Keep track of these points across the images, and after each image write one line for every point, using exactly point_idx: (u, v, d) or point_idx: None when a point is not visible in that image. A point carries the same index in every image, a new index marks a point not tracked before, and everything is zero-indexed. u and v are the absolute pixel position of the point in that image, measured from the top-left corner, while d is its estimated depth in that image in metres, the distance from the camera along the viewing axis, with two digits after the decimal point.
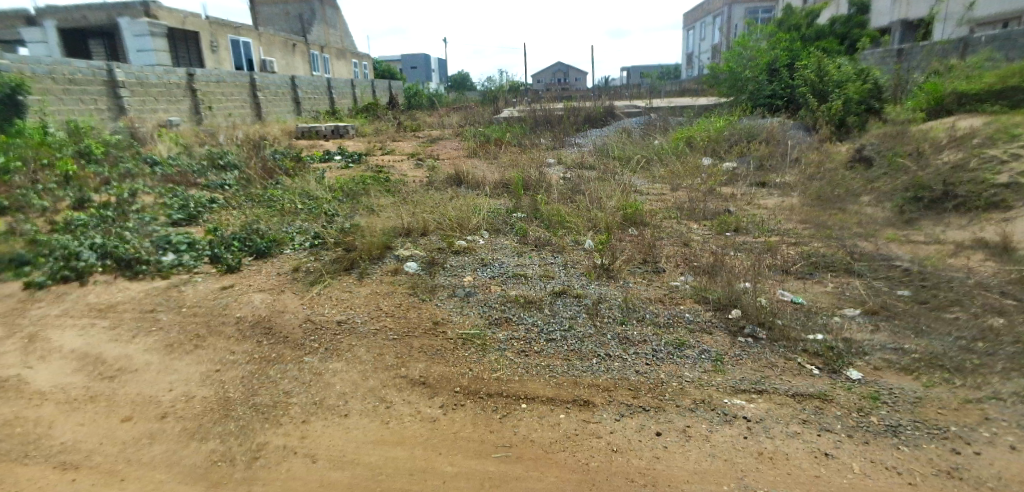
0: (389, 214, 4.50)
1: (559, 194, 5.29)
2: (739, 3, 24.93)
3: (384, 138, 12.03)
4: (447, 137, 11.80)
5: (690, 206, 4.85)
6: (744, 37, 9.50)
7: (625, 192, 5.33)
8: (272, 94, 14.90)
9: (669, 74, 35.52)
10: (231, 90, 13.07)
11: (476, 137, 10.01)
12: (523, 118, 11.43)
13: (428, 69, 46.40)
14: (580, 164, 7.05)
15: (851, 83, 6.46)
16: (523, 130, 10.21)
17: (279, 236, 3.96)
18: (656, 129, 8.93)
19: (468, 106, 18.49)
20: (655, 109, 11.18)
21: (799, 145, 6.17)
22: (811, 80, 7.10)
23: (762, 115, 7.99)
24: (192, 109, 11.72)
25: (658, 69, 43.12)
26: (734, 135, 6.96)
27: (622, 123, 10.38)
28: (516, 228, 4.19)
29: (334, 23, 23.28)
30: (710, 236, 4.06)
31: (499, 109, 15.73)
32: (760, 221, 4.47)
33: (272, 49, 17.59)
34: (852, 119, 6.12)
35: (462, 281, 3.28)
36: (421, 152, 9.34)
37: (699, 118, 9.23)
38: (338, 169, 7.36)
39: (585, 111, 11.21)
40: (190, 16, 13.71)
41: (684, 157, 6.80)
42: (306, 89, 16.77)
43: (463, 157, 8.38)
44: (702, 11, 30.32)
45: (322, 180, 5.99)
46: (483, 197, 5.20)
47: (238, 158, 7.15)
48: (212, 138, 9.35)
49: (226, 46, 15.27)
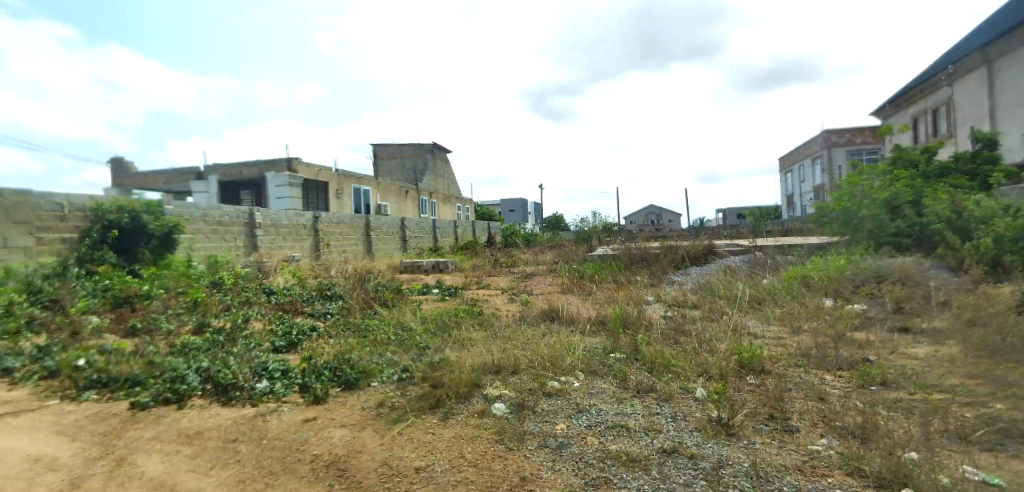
0: (480, 349, 4.34)
1: (660, 334, 4.89)
2: (840, 146, 24.62)
3: (481, 273, 12.44)
4: (541, 273, 11.94)
5: (818, 353, 4.20)
6: (855, 176, 9.10)
7: (735, 334, 4.80)
8: (383, 234, 16.42)
9: (768, 215, 34.73)
10: (348, 230, 14.59)
11: (570, 274, 10.03)
12: (617, 256, 11.38)
13: (523, 212, 49.56)
14: (681, 303, 6.64)
15: (999, 219, 5.72)
16: (617, 268, 10.08)
17: (369, 368, 3.93)
18: (762, 268, 8.38)
19: (562, 245, 18.99)
20: (759, 248, 10.67)
21: (944, 287, 5.35)
22: (945, 216, 6.40)
23: (888, 253, 7.24)
24: (313, 247, 13.11)
25: (756, 210, 42.40)
26: (858, 276, 6.27)
27: (722, 262, 9.95)
28: (614, 370, 3.80)
29: (443, 173, 26.10)
30: (851, 390, 3.39)
31: (593, 248, 15.93)
32: (911, 373, 3.70)
33: (388, 195, 19.83)
34: (1009, 257, 5.28)
35: (554, 430, 2.90)
36: (515, 287, 9.44)
37: (810, 256, 8.58)
38: (434, 302, 7.56)
39: (682, 249, 10.94)
40: (324, 169, 16.05)
41: (800, 298, 6.15)
42: (413, 230, 18.32)
43: (556, 293, 8.29)
44: (799, 155, 30.26)
45: (417, 312, 6.13)
46: (578, 335, 4.93)
47: (344, 290, 7.63)
48: (326, 271, 10.22)
49: (350, 193, 17.44)
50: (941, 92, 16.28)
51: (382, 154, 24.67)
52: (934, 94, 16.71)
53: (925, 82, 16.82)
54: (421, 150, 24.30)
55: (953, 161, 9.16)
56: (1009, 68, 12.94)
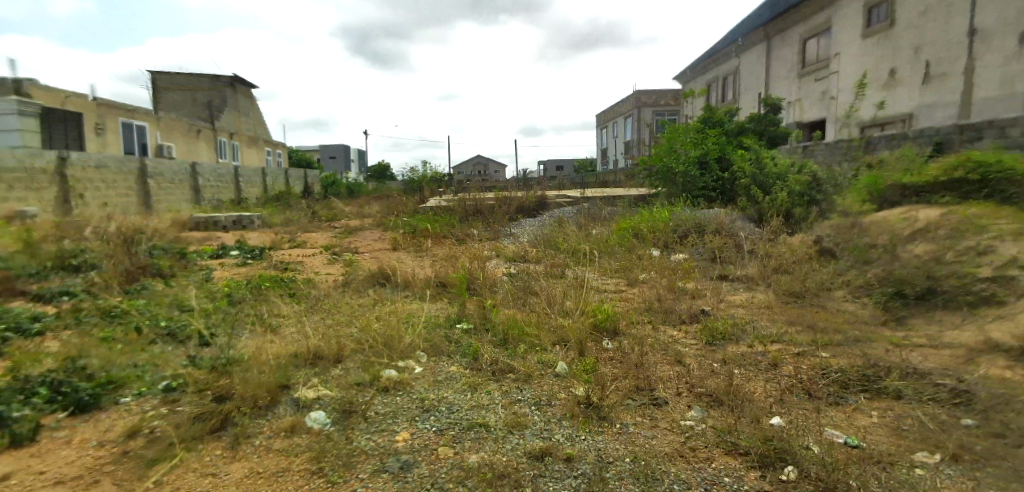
0: (290, 333, 3.38)
1: (507, 297, 4.45)
2: (647, 106, 27.19)
3: (296, 229, 10.79)
4: (367, 227, 10.79)
5: (661, 307, 4.21)
6: (672, 132, 9.74)
7: (583, 292, 4.58)
8: (166, 181, 13.31)
9: (585, 167, 37.46)
10: (113, 176, 11.41)
11: (402, 228, 9.15)
12: (451, 208, 10.77)
13: (346, 159, 45.84)
14: (522, 258, 6.35)
15: (790, 176, 6.47)
16: (452, 220, 9.49)
17: (121, 375, 2.76)
18: (593, 219, 8.56)
19: (392, 196, 17.75)
20: (587, 199, 11.04)
21: (750, 237, 5.88)
22: (748, 172, 7.09)
23: (700, 204, 7.89)
24: (62, 199, 9.96)
25: (574, 163, 45.57)
26: (680, 227, 6.64)
27: (554, 213, 10.04)
28: (464, 347, 3.21)
29: (247, 111, 22.27)
30: (701, 348, 3.34)
31: (425, 199, 15.10)
32: (745, 323, 3.83)
33: (172, 134, 16.14)
34: (798, 210, 5.99)
35: (390, 443, 2.19)
36: (337, 244, 8.25)
37: (634, 208, 9.04)
38: (234, 268, 6.11)
39: (516, 200, 10.77)
40: (71, 96, 12.20)
41: (633, 250, 6.29)
42: (208, 177, 15.27)
43: (386, 250, 7.39)
44: (613, 113, 32.83)
45: (207, 284, 4.76)
46: (417, 302, 4.26)
47: (99, 257, 5.71)
48: (75, 231, 7.71)
49: (116, 130, 13.66)
50: (729, 62, 18.76)
51: (164, 85, 20.09)
52: (724, 63, 19.19)
53: (717, 52, 19.17)
54: (217, 82, 20.26)
55: (744, 123, 10.38)
56: (781, 46, 15.34)
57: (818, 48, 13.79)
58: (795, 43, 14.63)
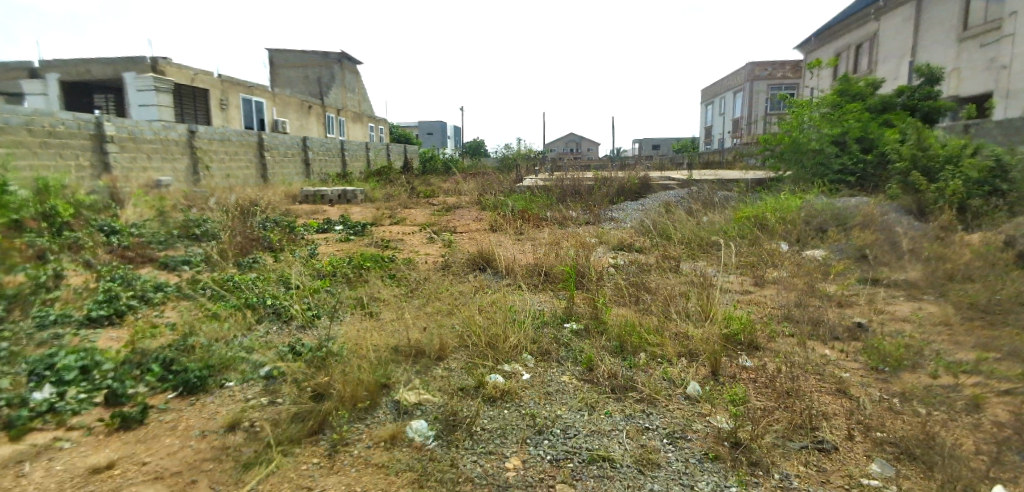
0: (391, 324, 3.21)
1: (617, 293, 4.00)
2: (761, 79, 24.70)
3: (395, 204, 10.97)
4: (463, 206, 10.70)
5: (804, 316, 3.55)
6: (803, 107, 8.52)
7: (704, 291, 4.01)
8: (280, 154, 14.16)
9: (686, 146, 35.19)
10: (235, 149, 12.30)
11: (497, 208, 8.92)
12: (548, 188, 10.36)
13: (442, 135, 46.89)
14: (626, 247, 5.83)
15: (966, 160, 5.28)
16: (548, 202, 9.09)
17: (227, 356, 2.70)
18: (704, 203, 7.76)
19: (485, 173, 17.68)
20: (695, 181, 10.11)
21: (910, 233, 4.89)
22: (905, 154, 5.94)
23: (836, 191, 6.81)
24: (191, 169, 10.86)
25: (674, 142, 43.06)
26: (814, 217, 5.72)
27: (659, 196, 9.30)
28: (575, 353, 2.84)
29: (352, 87, 23.22)
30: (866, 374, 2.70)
31: (519, 176, 14.79)
32: (919, 343, 3.07)
33: (286, 110, 17.18)
34: (976, 202, 4.87)
35: (500, 471, 1.88)
36: (434, 223, 8.19)
37: (753, 193, 8.06)
38: (336, 243, 6.20)
39: (616, 182, 10.12)
40: (200, 74, 13.26)
41: (758, 243, 5.52)
42: (317, 151, 16.09)
43: (483, 232, 7.18)
44: (721, 87, 30.32)
45: (310, 260, 4.78)
46: (518, 293, 3.95)
47: (219, 227, 6.03)
48: (201, 200, 8.33)
49: (236, 105, 14.74)
50: (867, 27, 16.32)
51: (280, 63, 21.39)
52: (860, 29, 16.74)
53: (851, 16, 16.79)
54: (326, 59, 21.28)
55: (894, 95, 8.84)
56: (937, 4, 12.94)
57: (989, 6, 11.41)
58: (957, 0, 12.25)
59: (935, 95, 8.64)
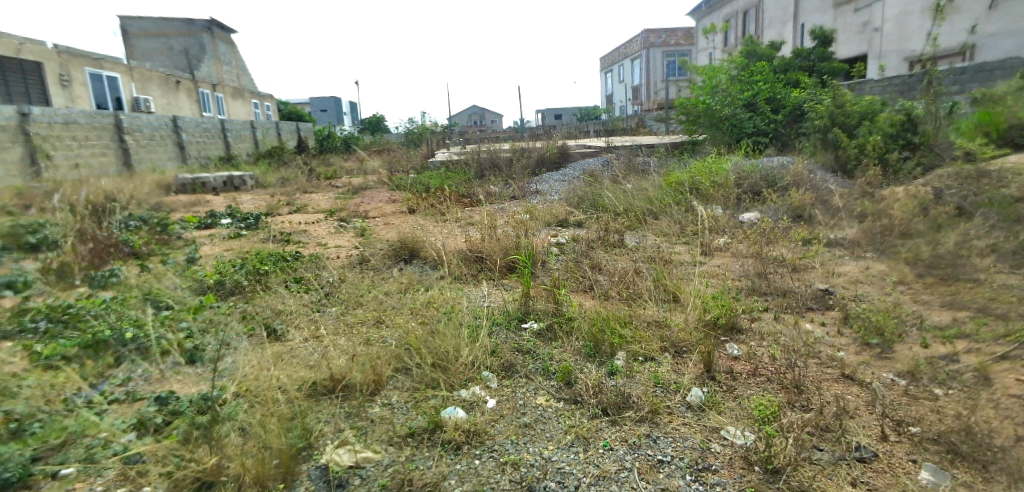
0: (304, 351, 2.50)
1: (569, 278, 3.53)
2: (657, 46, 25.32)
3: (292, 189, 9.71)
4: (372, 187, 9.72)
5: (771, 289, 3.30)
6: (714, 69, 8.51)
7: (662, 268, 3.66)
8: (146, 138, 12.05)
9: (589, 114, 35.67)
10: (86, 133, 10.22)
11: (411, 188, 8.10)
12: (463, 163, 9.67)
13: (338, 111, 43.78)
14: (560, 223, 5.38)
15: (879, 115, 5.39)
16: (467, 178, 8.42)
17: (60, 428, 1.84)
18: (628, 170, 7.52)
19: (391, 150, 16.49)
20: (613, 148, 9.92)
21: (839, 190, 4.89)
22: (819, 112, 6.01)
23: (754, 153, 6.84)
24: (26, 161, 8.79)
25: (577, 111, 43.62)
26: (745, 177, 5.63)
27: (580, 166, 8.98)
28: (545, 365, 2.33)
29: (227, 59, 20.57)
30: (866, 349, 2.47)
31: (430, 152, 13.87)
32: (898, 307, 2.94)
33: (148, 86, 14.72)
34: (894, 156, 4.96)
35: None
36: (342, 207, 7.24)
37: (675, 157, 7.97)
38: (223, 242, 5.15)
39: (535, 152, 9.66)
40: (28, 43, 10.80)
41: (696, 209, 5.32)
42: (191, 132, 13.98)
43: (400, 215, 6.41)
44: (619, 55, 30.83)
45: (189, 268, 3.80)
46: (458, 289, 3.35)
47: (61, 231, 4.72)
48: (38, 197, 6.66)
49: (83, 81, 12.33)
50: None
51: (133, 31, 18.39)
52: None
53: None
54: (192, 26, 18.57)
55: (792, 56, 9.11)
56: None
57: None
58: None
59: (828, 57, 9.02)
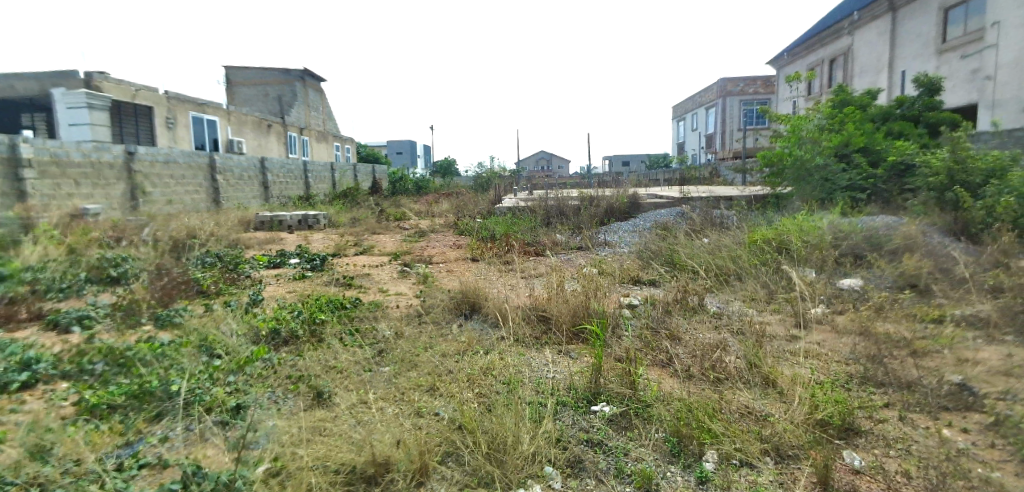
0: (348, 423, 2.27)
1: (645, 349, 3.14)
2: (733, 95, 24.67)
3: (363, 230, 9.95)
4: (438, 230, 9.76)
5: (890, 378, 2.73)
6: (801, 119, 7.97)
7: (753, 343, 3.19)
8: (235, 177, 12.93)
9: (659, 162, 35.07)
10: (183, 171, 11.11)
11: (476, 234, 8.03)
12: (531, 209, 9.53)
13: (413, 155, 45.84)
14: (631, 280, 5.01)
15: (1009, 174, 4.69)
16: (533, 225, 8.25)
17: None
18: (705, 225, 7.05)
19: (460, 194, 16.79)
20: (687, 199, 9.45)
21: (961, 258, 4.20)
22: (932, 168, 5.35)
23: (851, 210, 6.18)
24: (128, 195, 9.61)
25: (647, 158, 43.08)
26: (843, 238, 5.03)
27: (651, 217, 8.59)
28: (617, 464, 1.95)
29: (315, 105, 22.11)
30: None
31: (498, 196, 13.94)
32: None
33: (243, 129, 16.01)
34: None
35: None
36: (407, 251, 7.23)
37: (757, 211, 7.40)
38: (288, 283, 5.19)
39: (604, 201, 9.37)
40: (143, 89, 12.09)
41: (785, 271, 4.77)
42: (276, 173, 14.91)
43: (463, 262, 6.28)
44: (692, 103, 30.36)
45: (250, 311, 3.78)
46: (519, 357, 3.06)
47: (143, 266, 4.94)
48: (133, 230, 7.15)
49: (187, 124, 13.58)
50: (840, 41, 16.23)
51: (237, 80, 20.18)
52: (833, 43, 16.65)
53: (825, 30, 16.74)
54: (287, 75, 20.13)
55: (893, 107, 8.38)
56: (913, 16, 12.81)
57: (968, 19, 11.29)
58: (934, 13, 12.13)
59: (936, 106, 8.25)
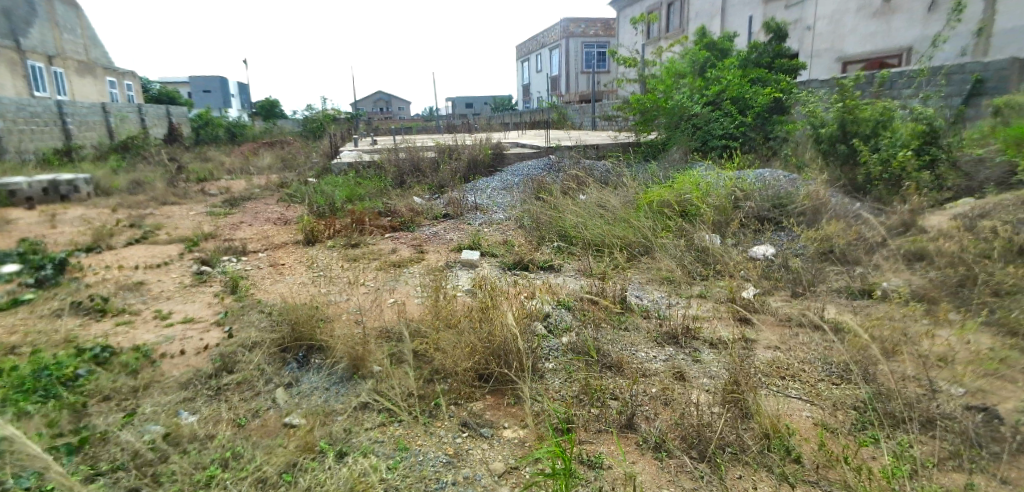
0: None
1: (595, 409, 2.14)
2: (575, 36, 24.43)
3: (147, 200, 7.33)
4: (258, 196, 7.60)
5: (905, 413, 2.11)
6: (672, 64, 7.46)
7: (725, 376, 2.39)
8: None
9: (505, 105, 34.30)
10: None
11: (312, 202, 6.24)
12: (378, 166, 7.85)
13: (224, 94, 38.52)
14: (527, 265, 3.93)
15: (893, 127, 4.54)
16: (384, 189, 6.68)
17: None
18: (587, 182, 6.27)
19: (287, 144, 14.05)
20: (554, 149, 8.62)
21: (868, 221, 3.94)
22: (821, 118, 5.08)
23: (732, 163, 5.86)
24: None
25: (492, 99, 41.98)
26: (744, 198, 4.54)
27: (522, 171, 7.59)
28: None
29: (70, 25, 16.48)
30: None
31: (334, 146, 11.71)
32: None
33: None
34: (926, 177, 4.09)
35: None
36: (211, 233, 5.23)
37: (635, 164, 6.82)
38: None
39: (466, 152, 8.07)
40: None
41: (696, 242, 4.14)
42: (13, 118, 10.63)
43: (296, 250, 4.62)
44: (534, 44, 29.71)
45: None
46: (410, 459, 1.83)
47: None
48: None
49: None
50: None
51: None
52: None
53: None
54: None
55: (749, 52, 8.28)
56: None
57: None
58: None
59: (783, 54, 8.32)
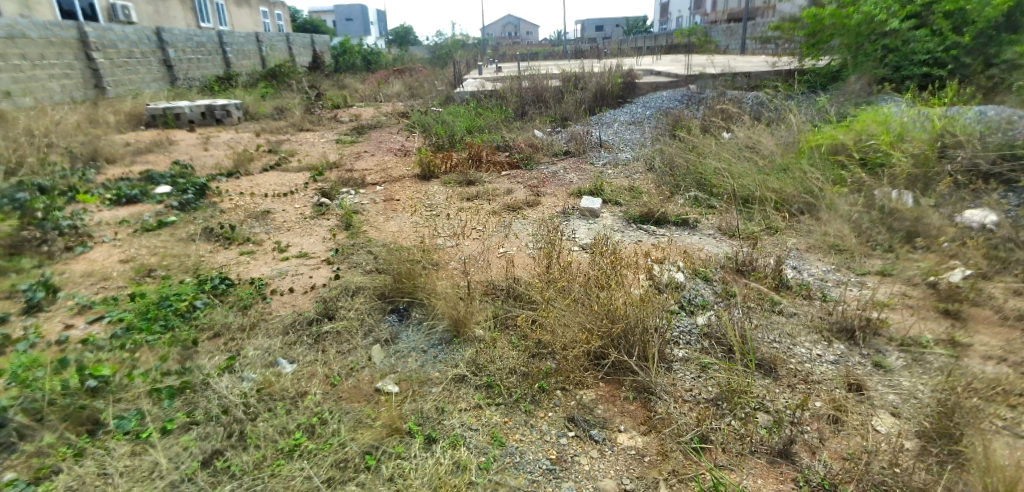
0: None
1: (737, 428, 1.64)
2: None
3: (286, 126, 7.77)
4: (383, 125, 7.69)
5: None
6: None
7: (929, 400, 1.72)
8: (123, 55, 10.01)
9: (639, 27, 31.44)
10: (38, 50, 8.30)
11: (430, 133, 6.09)
12: (499, 96, 7.45)
13: (363, 21, 40.07)
14: (657, 218, 3.38)
15: None
16: (503, 121, 6.31)
17: None
18: (734, 118, 5.32)
19: (415, 71, 14.17)
20: (695, 78, 7.52)
21: None
22: None
23: (941, 96, 4.52)
24: None
25: (625, 21, 38.74)
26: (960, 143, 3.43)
27: (655, 104, 6.72)
28: None
29: None
30: None
31: (458, 73, 11.48)
32: None
33: None
34: None
35: None
36: (335, 163, 5.33)
37: (799, 97, 5.64)
38: (140, 235, 3.37)
39: (593, 81, 7.33)
40: None
41: (881, 200, 3.22)
42: (184, 48, 11.85)
43: (411, 185, 4.50)
44: None
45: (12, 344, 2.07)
46: (510, 461, 1.55)
47: None
48: None
49: None
50: None
51: None
52: None
53: None
54: None
55: None
56: None
57: None
58: None
59: None
